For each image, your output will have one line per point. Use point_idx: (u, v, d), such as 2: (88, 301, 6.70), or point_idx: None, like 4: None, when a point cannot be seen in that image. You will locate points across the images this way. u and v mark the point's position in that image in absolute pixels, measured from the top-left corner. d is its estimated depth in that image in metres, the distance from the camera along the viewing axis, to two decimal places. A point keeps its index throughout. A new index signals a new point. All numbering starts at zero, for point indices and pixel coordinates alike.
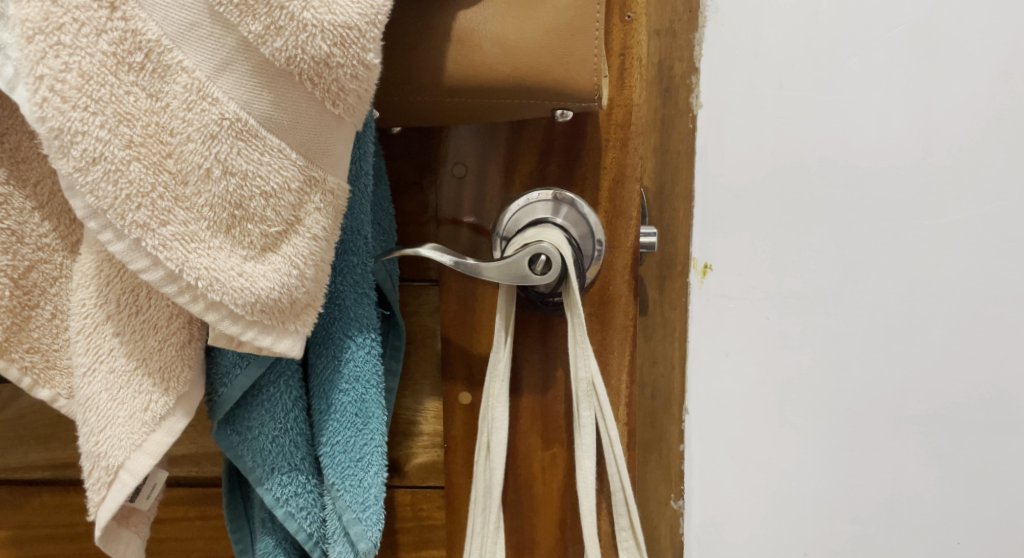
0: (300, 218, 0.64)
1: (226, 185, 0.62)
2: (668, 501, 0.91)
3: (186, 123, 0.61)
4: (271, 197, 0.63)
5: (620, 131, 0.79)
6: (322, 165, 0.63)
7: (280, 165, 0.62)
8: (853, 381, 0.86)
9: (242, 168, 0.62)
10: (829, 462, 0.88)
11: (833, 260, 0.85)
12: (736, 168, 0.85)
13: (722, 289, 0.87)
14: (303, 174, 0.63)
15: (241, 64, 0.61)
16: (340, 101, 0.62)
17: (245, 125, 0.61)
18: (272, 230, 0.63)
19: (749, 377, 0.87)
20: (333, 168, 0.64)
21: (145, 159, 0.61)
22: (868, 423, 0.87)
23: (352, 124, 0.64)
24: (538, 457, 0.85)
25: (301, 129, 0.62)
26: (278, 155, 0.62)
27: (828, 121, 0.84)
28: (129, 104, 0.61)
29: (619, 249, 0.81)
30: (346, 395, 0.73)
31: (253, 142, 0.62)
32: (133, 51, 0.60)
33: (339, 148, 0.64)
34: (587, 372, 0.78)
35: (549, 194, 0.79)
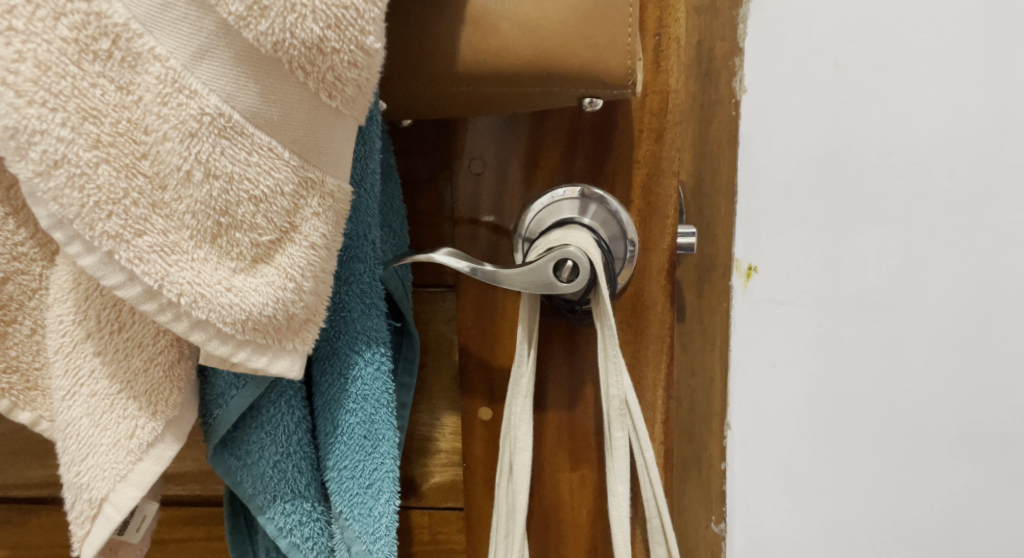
0: (295, 225, 0.57)
1: (210, 190, 0.55)
2: (708, 525, 0.90)
3: (161, 120, 0.55)
4: (261, 202, 0.56)
5: (656, 120, 0.72)
6: (319, 165, 0.57)
7: (271, 166, 0.56)
8: (919, 391, 0.84)
9: (225, 170, 0.55)
10: (888, 484, 0.85)
11: (892, 260, 0.82)
12: (786, 163, 0.82)
13: (768, 293, 0.85)
14: (298, 175, 0.56)
15: (222, 51, 0.54)
16: (337, 92, 0.56)
17: (229, 121, 0.55)
18: (263, 238, 0.57)
19: (798, 389, 0.85)
20: (332, 168, 0.57)
21: (115, 160, 0.55)
22: (931, 440, 0.84)
23: (352, 118, 0.57)
24: (566, 478, 0.78)
25: (293, 124, 0.56)
26: (267, 154, 0.56)
27: (886, 105, 0.79)
28: (95, 98, 0.54)
29: (654, 251, 0.74)
30: (355, 417, 0.67)
31: (237, 140, 0.55)
32: (97, 38, 0.54)
33: (337, 145, 0.57)
34: (619, 389, 0.71)
35: (576, 192, 0.72)
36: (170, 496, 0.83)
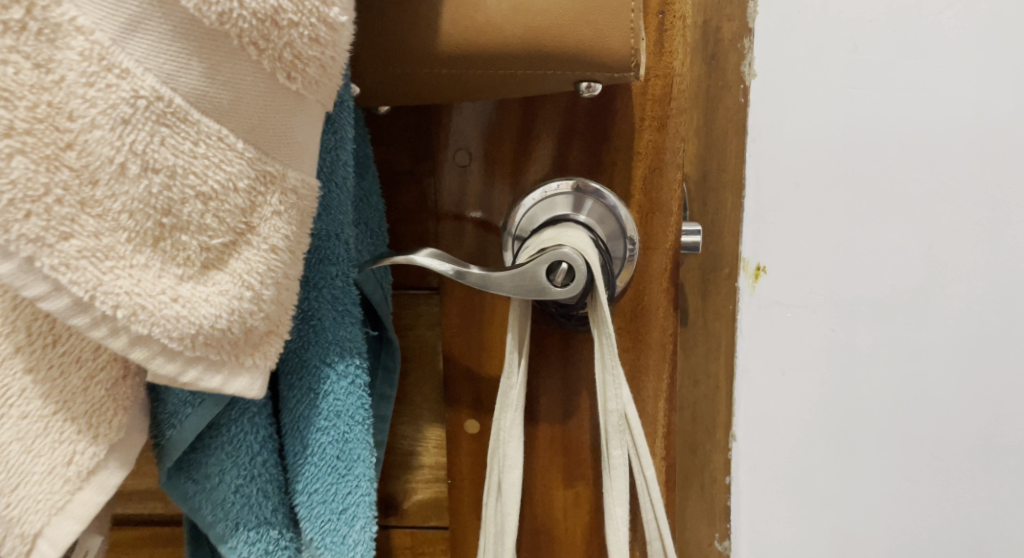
0: (252, 225, 0.51)
1: (149, 186, 0.49)
2: (712, 542, 0.85)
3: (87, 103, 0.48)
4: (210, 200, 0.50)
5: (658, 107, 0.65)
6: (279, 157, 0.51)
7: (222, 158, 0.49)
8: (938, 401, 0.78)
9: (166, 162, 0.49)
10: (905, 498, 0.80)
11: (912, 260, 0.76)
12: (797, 155, 0.75)
13: (777, 295, 0.78)
14: (254, 169, 0.50)
15: (158, 23, 0.47)
16: (298, 72, 0.50)
17: (171, 105, 0.48)
18: (214, 241, 0.50)
19: (807, 399, 0.79)
20: (294, 160, 0.51)
21: (34, 151, 0.48)
22: (950, 454, 0.79)
23: (316, 103, 0.51)
24: (559, 497, 0.72)
25: (247, 109, 0.49)
26: (217, 145, 0.49)
27: (906, 91, 0.73)
28: (9, 77, 0.47)
29: (655, 251, 0.67)
30: (326, 436, 0.60)
31: (182, 128, 0.49)
32: (9, 6, 0.47)
33: (300, 134, 0.51)
34: (618, 403, 0.64)
35: (571, 185, 0.65)
36: (121, 514, 0.77)
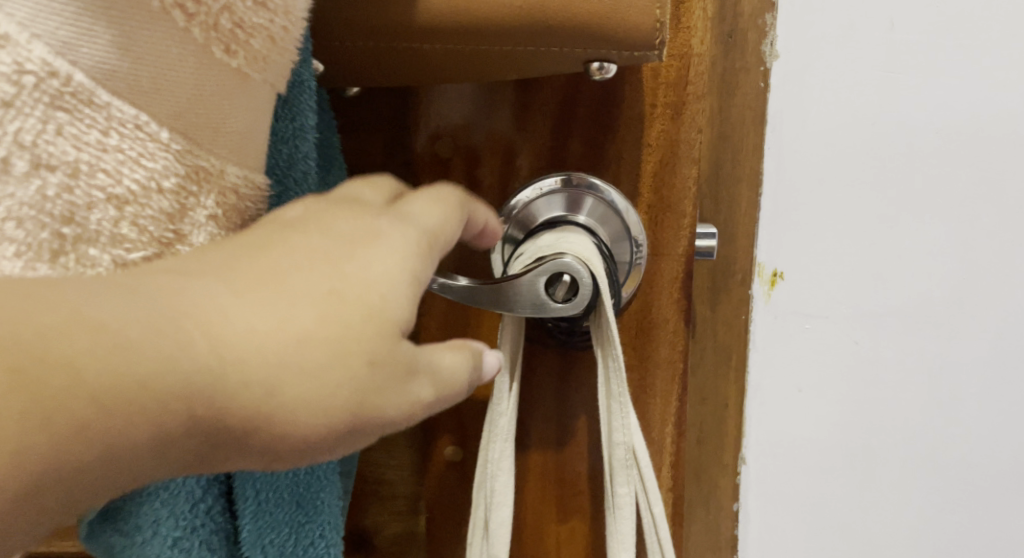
0: (182, 232, 0.40)
1: (42, 188, 0.37)
2: None
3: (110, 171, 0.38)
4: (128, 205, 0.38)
5: (673, 93, 0.56)
6: (216, 150, 0.40)
7: (141, 151, 0.38)
8: (970, 423, 0.70)
9: (64, 157, 0.37)
10: (931, 527, 0.72)
11: (947, 265, 0.67)
12: (823, 146, 0.67)
13: (796, 304, 0.69)
14: (184, 163, 0.39)
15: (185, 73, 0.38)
16: (238, 44, 0.39)
17: (69, 83, 0.36)
18: (132, 256, 0.39)
19: (826, 419, 0.71)
20: (236, 154, 0.40)
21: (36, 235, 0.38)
22: (982, 478, 0.71)
23: (263, 84, 0.41)
24: (553, 533, 0.63)
25: (172, 90, 0.38)
26: (134, 134, 0.38)
27: (947, 75, 0.65)
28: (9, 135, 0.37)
29: (665, 258, 0.59)
30: (283, 479, 0.50)
31: (86, 114, 0.37)
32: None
33: (241, 122, 0.40)
34: (624, 436, 0.55)
35: (562, 181, 0.56)
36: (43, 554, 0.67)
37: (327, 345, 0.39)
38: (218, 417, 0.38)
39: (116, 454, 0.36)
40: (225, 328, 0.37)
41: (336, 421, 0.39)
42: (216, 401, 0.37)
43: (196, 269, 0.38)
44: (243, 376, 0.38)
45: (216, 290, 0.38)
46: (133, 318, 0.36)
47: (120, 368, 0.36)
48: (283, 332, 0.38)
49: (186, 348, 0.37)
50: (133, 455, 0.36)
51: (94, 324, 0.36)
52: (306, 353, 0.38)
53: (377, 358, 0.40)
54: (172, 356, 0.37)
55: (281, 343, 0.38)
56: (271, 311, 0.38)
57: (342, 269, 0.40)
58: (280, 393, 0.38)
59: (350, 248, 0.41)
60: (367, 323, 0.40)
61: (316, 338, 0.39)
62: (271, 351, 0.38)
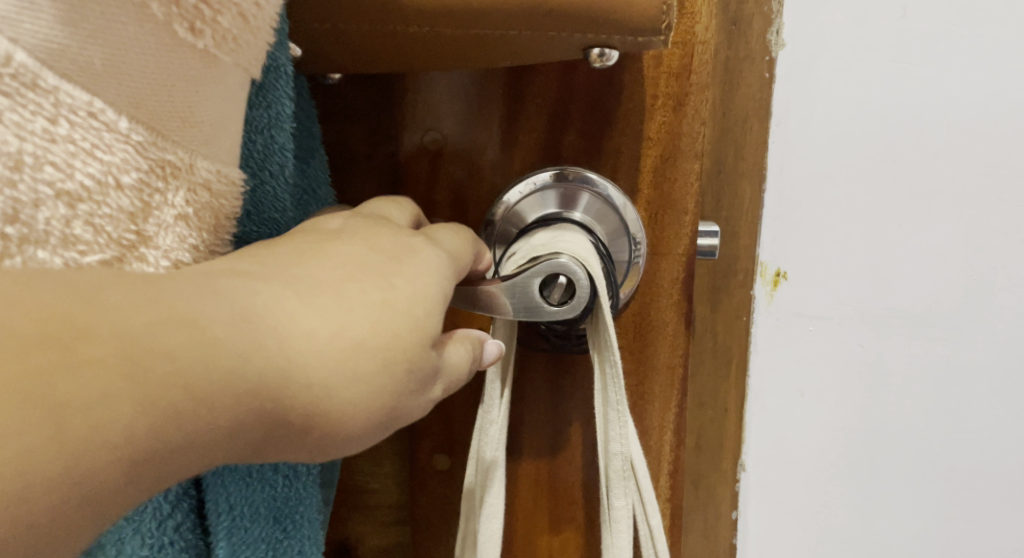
0: (145, 232, 0.36)
1: None
2: None
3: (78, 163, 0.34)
4: (77, 202, 0.34)
5: (675, 82, 0.53)
6: (181, 139, 0.36)
7: (96, 142, 0.35)
8: (976, 431, 0.67)
9: (5, 148, 0.33)
10: (935, 535, 0.69)
11: (955, 265, 0.64)
12: (829, 141, 0.64)
13: (799, 306, 0.67)
14: (144, 155, 0.36)
15: (182, 66, 0.36)
16: (204, 22, 0.36)
17: (9, 63, 0.33)
18: (86, 260, 0.35)
19: (828, 425, 0.68)
20: (205, 145, 0.37)
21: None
22: (987, 486, 0.68)
23: (234, 67, 0.37)
24: (545, 545, 0.60)
25: (133, 74, 0.35)
26: (88, 123, 0.34)
27: (958, 67, 0.62)
28: None
29: (665, 258, 0.55)
30: (258, 493, 0.47)
31: (30, 100, 0.33)
32: None
33: (210, 110, 0.37)
34: (622, 446, 0.52)
35: (554, 175, 0.53)
36: None
37: (377, 352, 0.37)
38: (277, 414, 0.36)
39: (185, 448, 0.34)
40: (292, 329, 0.36)
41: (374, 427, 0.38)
42: (278, 398, 0.36)
43: (260, 271, 0.37)
44: (304, 376, 0.36)
45: (280, 291, 0.37)
46: (212, 310, 0.35)
47: (205, 361, 0.34)
48: (340, 337, 0.37)
49: (262, 345, 0.36)
50: (204, 449, 0.35)
51: (189, 313, 0.35)
52: (360, 359, 0.37)
53: (416, 361, 0.38)
54: (251, 353, 0.35)
55: (329, 347, 0.37)
56: (330, 315, 0.37)
57: (390, 281, 0.39)
58: (333, 396, 0.37)
59: (394, 263, 0.40)
60: (410, 333, 0.38)
61: (366, 345, 0.37)
62: (327, 355, 0.37)
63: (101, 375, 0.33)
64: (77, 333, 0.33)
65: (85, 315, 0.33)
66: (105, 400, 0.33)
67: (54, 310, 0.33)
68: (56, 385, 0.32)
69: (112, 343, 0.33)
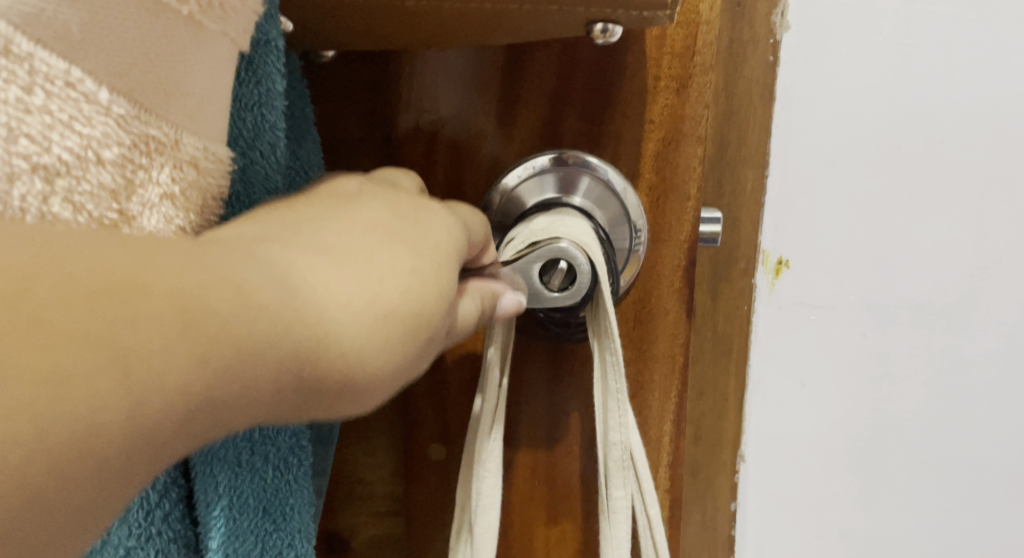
0: (128, 211, 0.35)
1: None
2: None
3: (57, 133, 0.33)
4: (53, 176, 0.33)
5: (678, 64, 0.52)
6: (166, 112, 0.35)
7: (74, 113, 0.33)
8: (978, 421, 0.66)
9: None
10: (935, 525, 0.68)
11: (960, 254, 0.63)
12: (833, 127, 0.62)
13: (802, 295, 0.65)
14: (126, 128, 0.34)
15: (167, 33, 0.34)
16: None
17: None
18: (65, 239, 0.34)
19: (829, 416, 0.67)
20: (191, 118, 0.36)
21: None
22: (989, 477, 0.67)
23: (221, 36, 0.36)
24: (542, 537, 0.59)
25: (113, 42, 0.33)
26: (65, 93, 0.33)
27: (966, 52, 0.60)
28: None
29: (667, 245, 0.54)
30: (248, 484, 0.46)
31: (3, 66, 0.32)
32: None
33: (195, 82, 0.35)
34: (621, 435, 0.51)
35: (552, 159, 0.52)
36: None
37: (408, 324, 0.37)
38: (316, 380, 0.35)
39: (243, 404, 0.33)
40: (327, 300, 0.35)
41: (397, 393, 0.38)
42: (316, 366, 0.35)
43: (292, 238, 0.36)
44: (340, 346, 0.35)
45: (314, 258, 0.36)
46: (256, 278, 0.34)
47: (254, 323, 0.33)
48: (372, 305, 0.36)
49: (301, 315, 0.34)
50: (249, 411, 0.34)
51: (234, 278, 0.33)
52: (393, 327, 0.36)
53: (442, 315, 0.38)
54: (293, 322, 0.34)
55: (366, 314, 0.36)
56: (363, 284, 0.36)
57: (415, 246, 0.38)
58: (366, 365, 0.36)
59: (415, 225, 0.39)
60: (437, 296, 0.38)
61: (397, 311, 0.36)
62: (361, 322, 0.36)
63: (160, 327, 0.31)
64: (134, 285, 0.31)
65: (142, 272, 0.32)
66: (163, 352, 0.32)
67: (110, 267, 0.31)
68: (121, 332, 0.31)
69: (165, 301, 0.32)
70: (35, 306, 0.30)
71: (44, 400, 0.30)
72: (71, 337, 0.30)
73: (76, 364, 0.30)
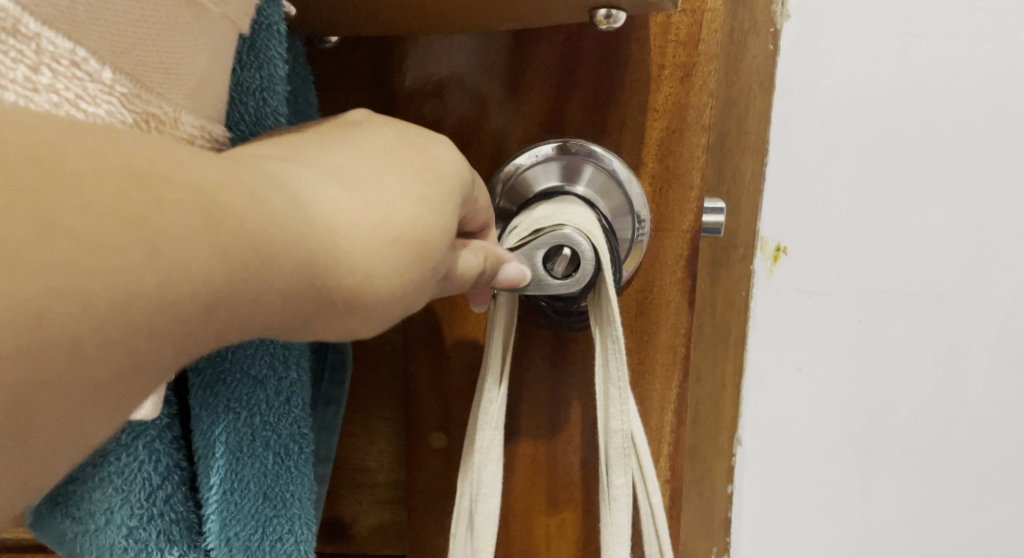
0: None
1: None
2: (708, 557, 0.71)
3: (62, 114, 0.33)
4: None
5: (683, 52, 0.52)
6: (166, 93, 0.35)
7: (79, 92, 0.33)
8: (972, 408, 0.65)
9: None
10: (926, 513, 0.67)
11: (956, 243, 0.63)
12: (832, 115, 0.62)
13: (800, 282, 0.65)
14: (129, 107, 0.34)
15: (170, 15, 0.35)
16: None
17: None
18: None
19: (826, 401, 0.67)
20: (190, 98, 0.36)
21: None
22: (981, 465, 0.66)
23: (222, 19, 0.36)
24: (542, 526, 0.59)
25: (116, 22, 0.34)
26: (70, 72, 0.33)
27: (963, 41, 0.61)
28: None
29: (670, 234, 0.54)
30: (248, 470, 0.46)
31: (10, 46, 0.32)
32: None
33: (196, 63, 0.36)
34: (623, 423, 0.51)
35: (557, 149, 0.52)
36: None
37: (415, 248, 0.39)
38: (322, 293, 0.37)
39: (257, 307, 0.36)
40: (336, 219, 0.37)
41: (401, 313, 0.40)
42: (323, 278, 0.37)
43: (302, 158, 0.38)
44: (347, 263, 0.37)
45: (323, 180, 0.38)
46: (273, 191, 0.36)
47: (270, 227, 0.35)
48: (378, 228, 0.38)
49: (310, 229, 0.36)
50: (260, 316, 0.36)
51: (253, 185, 0.35)
52: (399, 250, 0.38)
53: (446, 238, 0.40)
54: (302, 233, 0.36)
55: (371, 232, 0.38)
56: (373, 209, 0.38)
57: (422, 175, 0.40)
58: (374, 283, 0.38)
59: (420, 153, 0.41)
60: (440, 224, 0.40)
61: (402, 236, 0.38)
62: (368, 240, 0.38)
63: (186, 223, 0.33)
64: (157, 174, 0.33)
65: (163, 161, 0.34)
66: (189, 247, 0.33)
67: (136, 154, 0.33)
68: (147, 211, 0.33)
69: (188, 194, 0.34)
70: (69, 175, 0.32)
71: (78, 285, 0.32)
72: (104, 210, 0.32)
73: (108, 235, 0.32)
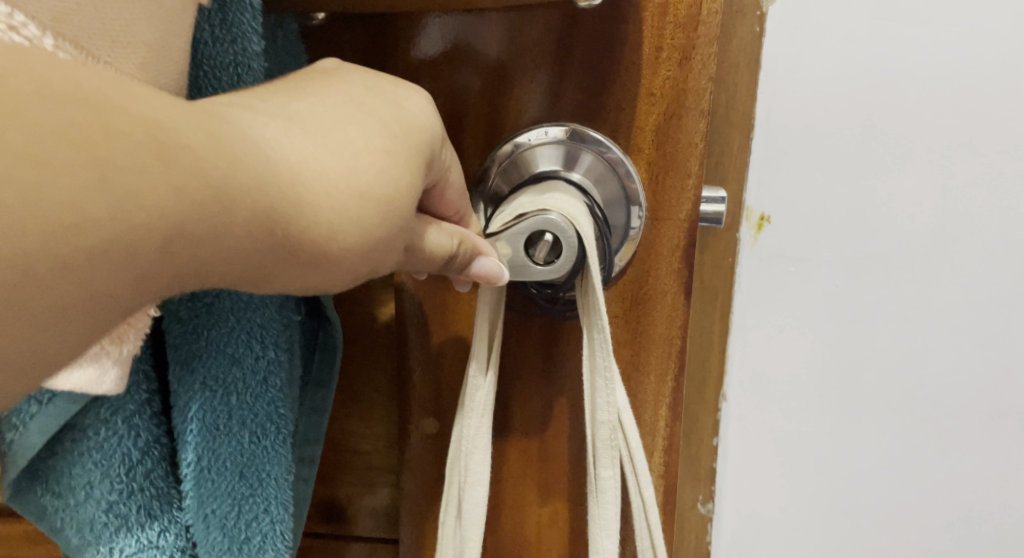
0: None
1: None
2: (694, 504, 0.67)
3: None
4: None
5: (681, 34, 0.51)
6: (111, 59, 0.37)
7: None
8: (935, 366, 0.62)
9: None
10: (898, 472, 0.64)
11: (931, 198, 0.59)
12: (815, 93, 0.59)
13: (782, 246, 0.61)
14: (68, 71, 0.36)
15: None
16: None
17: None
18: None
19: (800, 356, 0.63)
20: (138, 64, 0.38)
21: None
22: (950, 420, 0.62)
23: None
24: (534, 517, 0.58)
25: None
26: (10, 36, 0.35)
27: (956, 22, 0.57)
28: None
29: (666, 222, 0.53)
30: (225, 448, 0.46)
31: None
32: None
33: (143, 32, 0.38)
34: (610, 412, 0.50)
35: (566, 132, 0.51)
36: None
37: (379, 204, 0.40)
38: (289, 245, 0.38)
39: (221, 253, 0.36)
40: (303, 171, 0.38)
41: (368, 270, 0.41)
42: (287, 228, 0.38)
43: (260, 105, 0.39)
44: (314, 217, 0.38)
45: (286, 127, 0.39)
46: (237, 134, 0.37)
47: (229, 171, 0.36)
48: (347, 180, 0.39)
49: (272, 179, 0.37)
50: (223, 260, 0.37)
51: (212, 125, 0.36)
52: (367, 206, 0.39)
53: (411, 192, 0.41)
54: (262, 181, 0.37)
55: (338, 184, 0.39)
56: (340, 160, 0.39)
57: (390, 127, 0.41)
58: (335, 236, 0.39)
59: (384, 102, 0.42)
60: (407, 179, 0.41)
61: (372, 192, 0.40)
62: (334, 192, 0.39)
63: (139, 161, 0.34)
64: (111, 108, 0.34)
65: (119, 97, 0.34)
66: (139, 179, 0.34)
67: (91, 87, 0.34)
68: (100, 143, 0.33)
69: (141, 128, 0.34)
70: (16, 99, 0.32)
71: (22, 203, 0.32)
72: (58, 135, 0.33)
73: (54, 159, 0.32)
